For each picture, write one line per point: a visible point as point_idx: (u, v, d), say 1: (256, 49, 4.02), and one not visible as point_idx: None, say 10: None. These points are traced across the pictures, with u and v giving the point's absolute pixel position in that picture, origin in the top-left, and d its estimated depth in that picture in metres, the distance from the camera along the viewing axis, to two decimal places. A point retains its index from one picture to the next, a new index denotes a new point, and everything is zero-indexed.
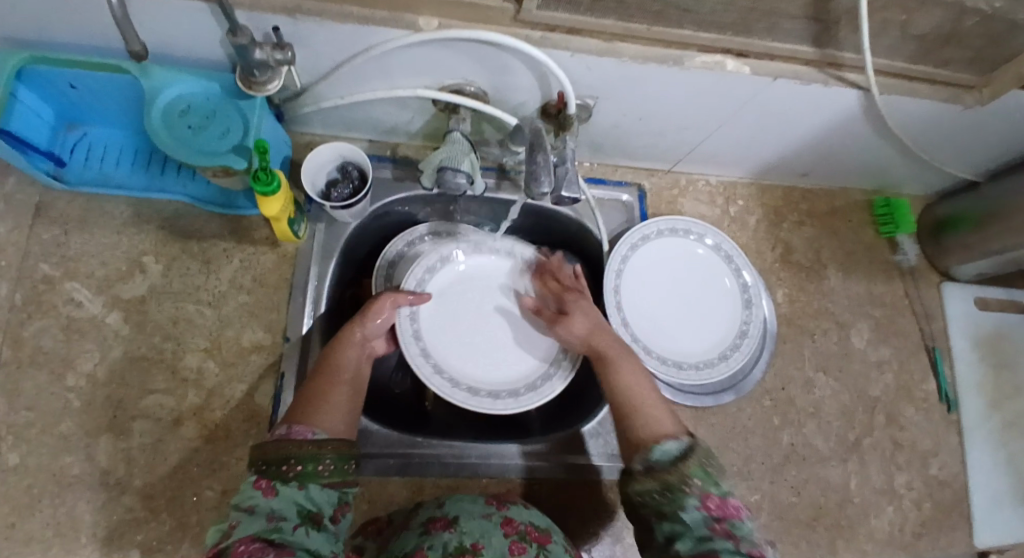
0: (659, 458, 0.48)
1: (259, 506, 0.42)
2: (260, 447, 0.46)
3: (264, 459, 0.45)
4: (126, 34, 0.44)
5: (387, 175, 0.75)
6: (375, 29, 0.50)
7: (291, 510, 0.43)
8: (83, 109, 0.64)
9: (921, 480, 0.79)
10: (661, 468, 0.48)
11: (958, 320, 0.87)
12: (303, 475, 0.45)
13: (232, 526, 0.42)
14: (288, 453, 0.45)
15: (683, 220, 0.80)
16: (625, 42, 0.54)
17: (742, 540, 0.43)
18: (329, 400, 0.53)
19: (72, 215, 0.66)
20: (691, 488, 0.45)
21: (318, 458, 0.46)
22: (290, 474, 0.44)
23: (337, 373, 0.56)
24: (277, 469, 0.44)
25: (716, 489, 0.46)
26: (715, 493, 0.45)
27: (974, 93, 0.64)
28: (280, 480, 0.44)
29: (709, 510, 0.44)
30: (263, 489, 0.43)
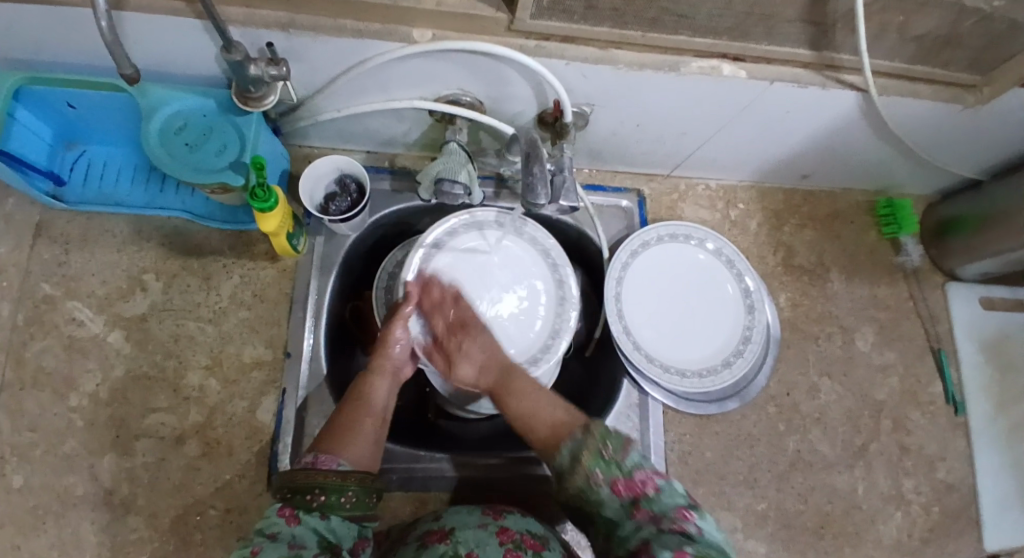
0: (564, 463, 0.51)
1: (281, 534, 0.43)
2: (286, 475, 0.47)
3: (290, 487, 0.46)
4: (118, 57, 0.43)
5: (385, 187, 0.74)
6: (369, 41, 0.50)
7: (310, 539, 0.43)
8: (81, 127, 0.64)
9: (931, 484, 0.78)
10: (567, 475, 0.51)
11: (965, 321, 0.86)
12: (326, 504, 0.45)
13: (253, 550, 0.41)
14: (314, 481, 0.46)
15: (683, 225, 0.79)
16: (619, 49, 0.54)
17: (660, 513, 0.46)
18: (356, 431, 0.54)
19: (73, 235, 0.67)
20: (595, 484, 0.48)
21: (342, 490, 0.47)
22: (314, 504, 0.45)
23: (368, 406, 0.57)
24: (301, 497, 0.45)
25: (619, 471, 0.48)
26: (618, 476, 0.48)
27: (975, 92, 0.63)
28: (303, 509, 0.45)
29: (619, 494, 0.47)
30: (286, 516, 0.44)
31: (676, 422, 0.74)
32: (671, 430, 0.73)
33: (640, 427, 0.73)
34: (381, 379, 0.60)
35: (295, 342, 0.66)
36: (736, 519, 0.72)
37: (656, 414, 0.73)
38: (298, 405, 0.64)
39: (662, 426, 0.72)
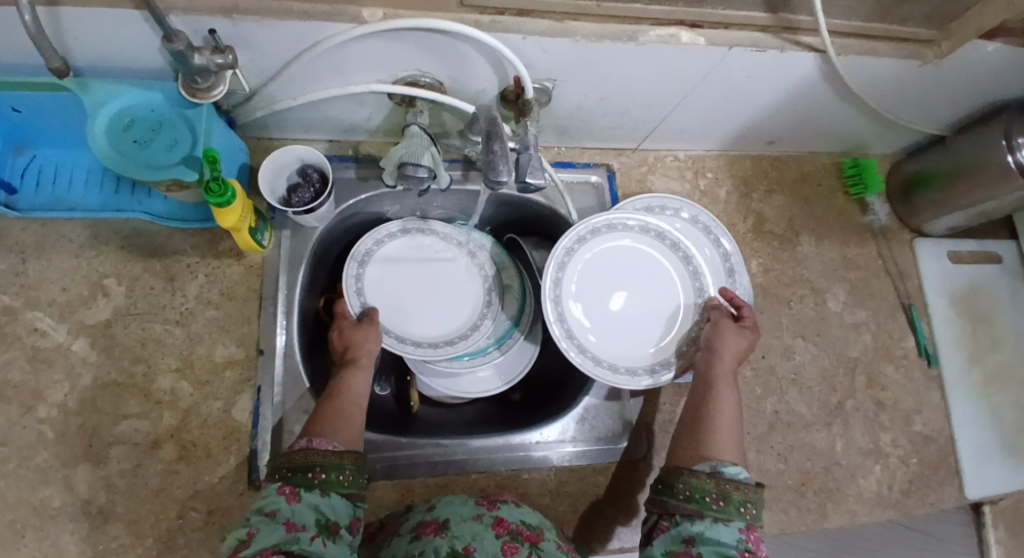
0: (727, 470, 0.52)
1: (280, 512, 0.43)
2: (288, 455, 0.47)
3: (293, 467, 0.46)
4: (46, 49, 0.42)
5: (350, 176, 0.73)
6: (319, 24, 0.48)
7: (308, 517, 0.43)
8: (28, 131, 0.61)
9: (906, 437, 0.81)
10: (730, 482, 0.51)
11: (933, 276, 0.88)
12: (325, 482, 0.46)
13: (250, 531, 0.41)
14: (313, 461, 0.46)
15: (657, 197, 0.77)
16: (577, 20, 0.53)
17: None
18: (333, 418, 0.53)
19: (27, 242, 0.64)
20: (744, 511, 0.51)
21: (340, 468, 0.47)
22: (314, 481, 0.46)
23: (346, 394, 0.57)
24: (304, 476, 0.45)
25: (756, 527, 0.52)
26: (754, 528, 0.51)
27: (934, 48, 0.64)
28: (304, 487, 0.45)
29: (745, 537, 0.50)
30: (287, 494, 0.44)
31: (656, 392, 0.75)
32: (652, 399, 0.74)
33: (621, 399, 0.74)
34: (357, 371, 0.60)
35: (268, 338, 0.66)
36: None
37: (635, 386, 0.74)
38: (275, 404, 0.64)
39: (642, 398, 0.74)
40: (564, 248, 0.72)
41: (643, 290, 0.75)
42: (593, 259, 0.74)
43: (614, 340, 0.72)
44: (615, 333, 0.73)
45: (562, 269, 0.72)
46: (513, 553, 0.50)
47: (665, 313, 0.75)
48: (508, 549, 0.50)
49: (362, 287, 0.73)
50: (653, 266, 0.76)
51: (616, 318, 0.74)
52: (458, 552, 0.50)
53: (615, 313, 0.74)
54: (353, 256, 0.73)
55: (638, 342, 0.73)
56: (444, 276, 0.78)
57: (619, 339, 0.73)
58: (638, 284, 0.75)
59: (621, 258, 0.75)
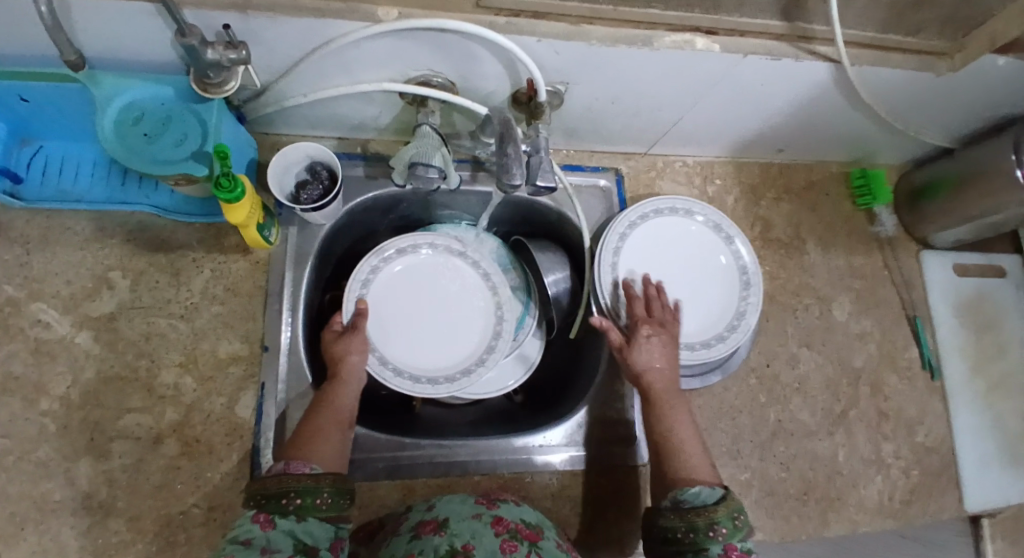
0: (688, 497, 0.52)
1: (255, 540, 0.42)
2: (260, 483, 0.46)
3: (265, 494, 0.45)
4: (60, 43, 0.42)
5: (358, 174, 0.73)
6: (332, 22, 0.48)
7: (285, 542, 0.43)
8: (34, 122, 0.60)
9: (908, 447, 0.81)
10: (691, 509, 0.51)
11: (939, 287, 0.88)
12: (301, 507, 0.45)
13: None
14: (287, 486, 0.45)
15: (680, 198, 0.77)
16: (592, 24, 0.53)
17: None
18: (311, 436, 0.53)
19: (32, 234, 0.64)
20: (715, 535, 0.49)
21: (316, 491, 0.46)
22: (288, 507, 0.45)
23: (332, 410, 0.57)
24: (277, 503, 0.45)
25: (740, 542, 0.49)
26: (738, 546, 0.49)
27: (947, 60, 0.64)
28: (279, 513, 0.44)
29: None
30: (261, 523, 0.44)
31: None
32: None
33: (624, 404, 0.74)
34: (341, 383, 0.60)
35: (273, 335, 0.65)
36: None
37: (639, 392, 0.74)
38: (279, 401, 0.64)
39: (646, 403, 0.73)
40: (617, 233, 0.74)
41: (689, 270, 0.77)
42: (641, 242, 0.76)
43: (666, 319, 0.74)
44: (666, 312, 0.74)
45: (615, 253, 0.74)
46: (512, 551, 0.50)
47: (713, 292, 0.76)
48: (507, 547, 0.50)
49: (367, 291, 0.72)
50: (699, 247, 0.77)
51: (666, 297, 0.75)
52: (457, 548, 0.49)
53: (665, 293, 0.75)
54: (375, 253, 0.73)
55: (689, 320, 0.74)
56: (449, 306, 0.75)
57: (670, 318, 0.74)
58: (684, 265, 0.77)
59: (667, 240, 0.77)
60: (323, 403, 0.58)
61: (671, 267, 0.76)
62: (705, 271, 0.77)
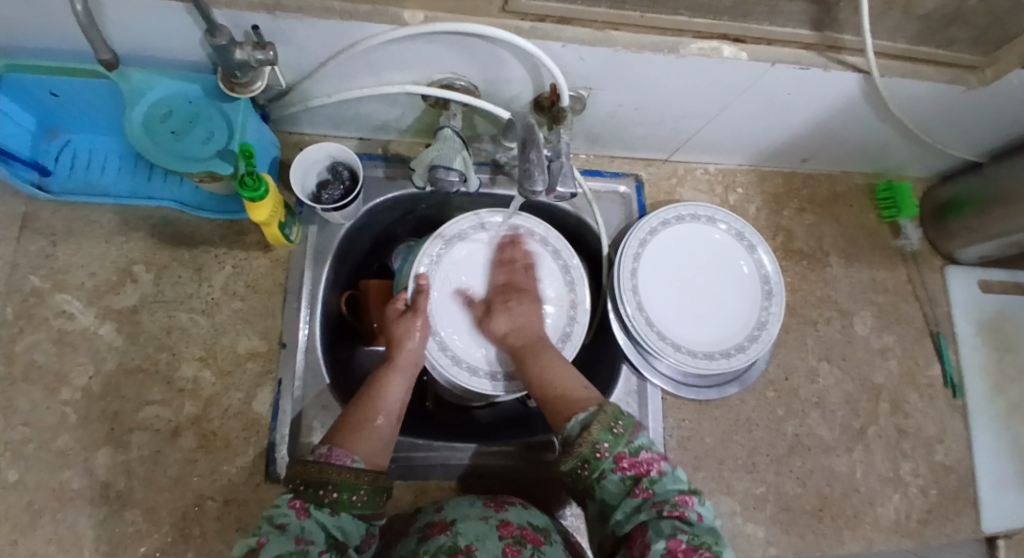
0: (570, 432, 0.50)
1: (290, 526, 0.43)
2: (300, 465, 0.46)
3: (305, 481, 0.45)
4: (94, 40, 0.42)
5: (379, 175, 0.73)
6: (359, 24, 0.48)
7: (318, 533, 0.44)
8: (64, 116, 0.62)
9: (928, 466, 0.79)
10: (571, 443, 0.49)
11: (964, 303, 0.86)
12: (336, 501, 0.45)
13: (259, 541, 0.42)
14: (327, 478, 0.45)
15: (703, 205, 0.76)
16: (618, 30, 0.52)
17: (659, 495, 0.46)
18: (364, 422, 0.53)
19: (59, 226, 0.65)
20: (602, 454, 0.47)
21: (355, 488, 0.47)
22: (325, 499, 0.45)
23: (381, 399, 0.56)
24: (314, 492, 0.45)
25: (627, 447, 0.48)
26: (626, 452, 0.47)
27: (977, 74, 0.62)
28: (315, 503, 0.44)
29: (624, 470, 0.47)
30: (297, 509, 0.44)
31: (674, 408, 0.74)
32: (669, 416, 0.73)
33: (639, 413, 0.73)
34: (396, 372, 0.60)
35: (291, 333, 0.66)
36: (734, 503, 0.72)
37: (654, 400, 0.73)
38: (295, 398, 0.64)
39: (661, 413, 0.73)
40: (638, 239, 0.73)
41: (708, 275, 0.76)
42: (661, 248, 0.75)
43: (685, 327, 0.73)
44: (684, 318, 0.73)
45: (637, 258, 0.73)
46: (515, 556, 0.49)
47: (733, 300, 0.75)
48: (510, 551, 0.49)
49: (434, 269, 0.70)
50: (721, 255, 0.76)
51: (684, 303, 0.74)
52: (459, 547, 0.49)
53: (683, 298, 0.74)
54: (445, 234, 0.70)
55: (707, 327, 0.73)
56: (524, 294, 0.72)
57: (689, 325, 0.73)
58: (704, 270, 0.76)
59: (688, 246, 0.76)
60: (378, 390, 0.57)
61: (690, 271, 0.76)
62: (726, 278, 0.76)
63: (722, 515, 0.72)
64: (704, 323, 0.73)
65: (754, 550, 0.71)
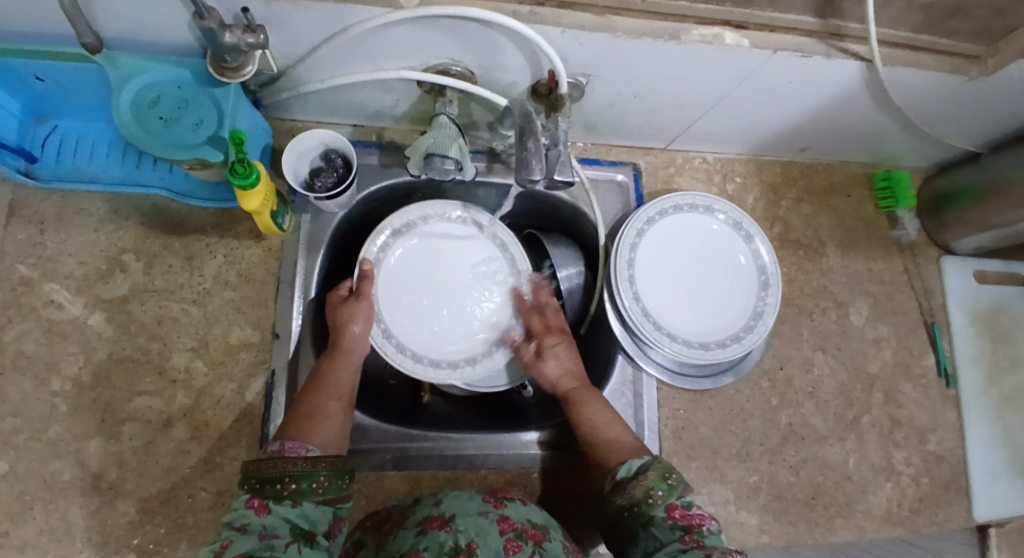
0: (624, 476, 0.55)
1: (251, 526, 0.42)
2: (252, 465, 0.46)
3: (259, 478, 0.45)
4: (77, 24, 0.41)
5: (373, 162, 0.72)
6: (352, 7, 0.47)
7: (282, 527, 0.43)
8: (47, 101, 0.60)
9: (919, 456, 0.79)
10: (625, 486, 0.54)
11: (959, 294, 0.86)
12: (297, 492, 0.45)
13: (222, 545, 0.41)
14: (280, 471, 0.45)
15: (701, 195, 0.76)
16: (618, 15, 0.51)
17: (709, 545, 0.48)
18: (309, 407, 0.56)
19: (45, 213, 0.64)
20: (654, 501, 0.52)
21: (313, 476, 0.46)
22: (284, 492, 0.45)
23: (330, 386, 0.58)
24: (271, 487, 0.44)
25: (680, 500, 0.52)
26: (677, 505, 0.51)
27: (980, 63, 0.62)
28: (274, 499, 0.44)
29: (674, 519, 0.50)
30: (258, 508, 0.44)
31: (670, 398, 0.74)
32: (665, 406, 0.73)
33: (635, 403, 0.73)
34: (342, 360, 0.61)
35: (284, 323, 0.65)
36: (728, 492, 0.73)
37: (650, 391, 0.73)
38: (289, 389, 0.63)
39: (655, 403, 0.73)
40: (635, 228, 0.72)
41: (696, 263, 0.76)
42: (658, 238, 0.75)
43: (677, 316, 0.73)
44: (673, 306, 0.73)
45: (634, 249, 0.73)
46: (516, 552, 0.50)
47: (731, 293, 0.75)
48: (511, 547, 0.50)
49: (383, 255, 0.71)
50: (717, 244, 0.76)
51: (674, 292, 0.74)
52: (460, 547, 0.49)
53: (671, 286, 0.74)
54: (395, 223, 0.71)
55: (697, 315, 0.73)
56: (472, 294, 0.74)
57: (681, 314, 0.73)
58: (694, 258, 0.76)
59: (682, 235, 0.76)
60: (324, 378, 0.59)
61: (677, 258, 0.75)
62: (722, 269, 0.75)
63: (717, 504, 0.72)
64: (695, 312, 0.73)
65: (747, 538, 0.72)
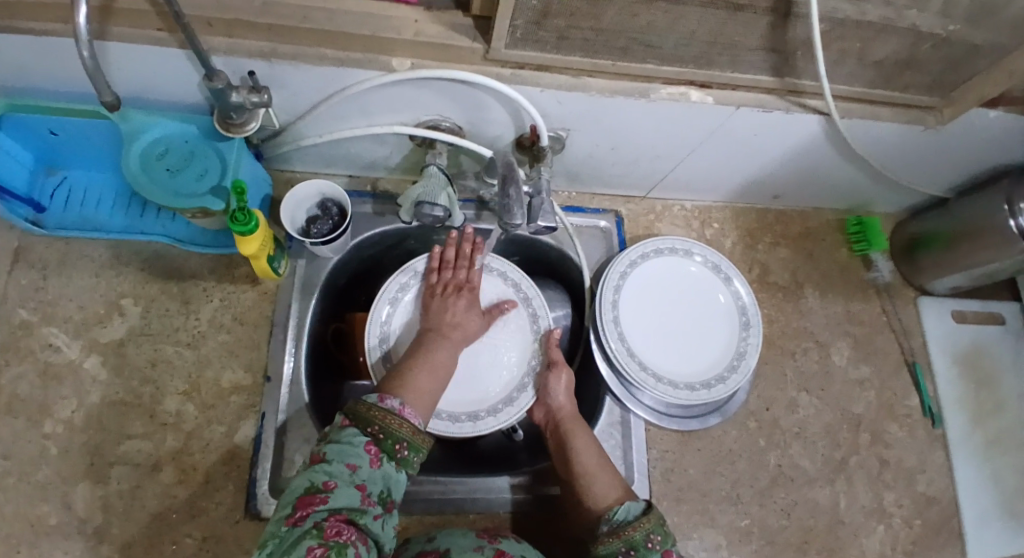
0: (620, 518, 0.55)
1: (360, 472, 0.46)
2: (380, 412, 0.50)
3: (386, 431, 0.49)
4: (97, 84, 0.40)
5: (367, 211, 0.75)
6: (349, 70, 0.51)
7: (376, 487, 0.47)
8: (61, 152, 0.64)
9: (910, 497, 0.79)
10: (621, 524, 0.54)
11: (937, 334, 0.88)
12: (404, 459, 0.50)
13: (329, 482, 0.45)
14: (403, 433, 0.50)
15: (680, 239, 0.79)
16: (592, 77, 0.56)
17: None
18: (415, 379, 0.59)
19: (50, 259, 0.66)
20: (652, 544, 0.53)
21: (417, 449, 0.52)
22: (395, 454, 0.50)
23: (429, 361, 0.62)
24: (390, 445, 0.49)
25: (672, 546, 0.54)
26: (673, 551, 0.53)
27: (935, 114, 0.66)
28: (387, 455, 0.49)
29: None
30: (371, 456, 0.48)
31: (658, 439, 0.74)
32: (654, 448, 0.73)
33: (623, 445, 0.73)
34: (445, 343, 0.65)
35: (276, 365, 0.66)
36: (719, 536, 0.72)
37: (638, 432, 0.74)
38: (278, 431, 0.64)
39: (644, 443, 0.73)
40: (619, 272, 0.75)
41: (685, 307, 0.78)
42: (642, 281, 0.78)
43: (664, 358, 0.74)
44: (661, 346, 0.75)
45: (618, 291, 0.75)
46: None
47: (715, 334, 0.76)
48: None
49: (407, 284, 0.74)
50: (699, 285, 0.79)
51: (662, 333, 0.76)
52: None
53: (659, 328, 0.76)
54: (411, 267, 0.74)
55: (685, 358, 0.75)
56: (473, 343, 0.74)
57: (668, 357, 0.74)
58: (682, 302, 0.78)
59: (665, 279, 0.78)
60: (428, 355, 0.62)
61: (664, 301, 0.78)
62: (705, 310, 0.78)
63: (709, 550, 0.71)
64: (682, 355, 0.75)
65: None
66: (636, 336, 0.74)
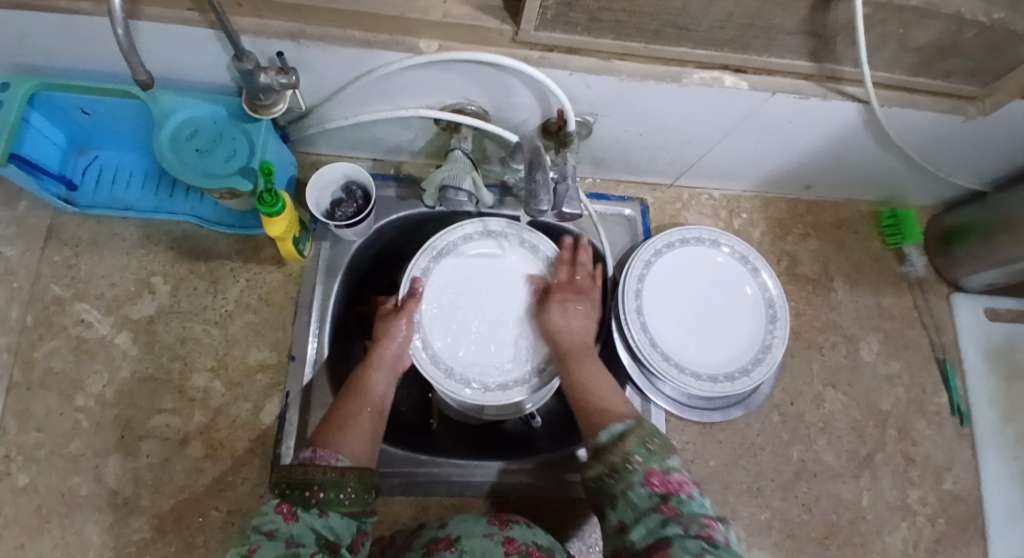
0: (604, 442, 0.50)
1: (278, 531, 0.42)
2: (285, 469, 0.47)
3: (290, 482, 0.45)
4: (131, 64, 0.40)
5: (391, 195, 0.75)
6: (376, 51, 0.51)
7: (308, 536, 0.43)
8: (92, 131, 0.65)
9: (936, 496, 0.77)
10: (605, 452, 0.49)
11: (971, 330, 0.86)
12: (324, 500, 0.45)
13: (250, 549, 0.41)
14: (312, 477, 0.46)
15: (707, 228, 0.78)
16: (623, 60, 0.54)
17: (689, 517, 0.43)
18: (350, 416, 0.57)
19: (82, 237, 0.68)
20: (633, 465, 0.46)
21: (341, 486, 0.47)
22: (312, 499, 0.44)
23: (361, 395, 0.60)
24: (300, 492, 0.45)
25: (659, 465, 0.46)
26: (658, 469, 0.46)
27: (976, 104, 0.63)
28: (303, 505, 0.44)
29: (653, 487, 0.45)
30: (284, 513, 0.44)
31: (678, 430, 0.74)
32: (674, 438, 0.73)
33: None
34: (381, 371, 0.63)
35: (300, 346, 0.67)
36: (739, 528, 0.71)
37: (658, 422, 0.73)
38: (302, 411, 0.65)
39: (664, 433, 0.73)
40: (642, 261, 0.74)
41: (709, 297, 0.77)
42: (665, 271, 0.76)
43: (686, 348, 0.73)
44: (682, 336, 0.74)
45: (641, 280, 0.74)
46: None
47: (740, 325, 0.75)
48: None
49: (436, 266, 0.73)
50: (725, 275, 0.77)
51: (684, 324, 0.75)
52: None
53: (682, 319, 0.75)
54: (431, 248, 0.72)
55: (708, 348, 0.74)
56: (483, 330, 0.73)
57: (690, 347, 0.74)
58: (706, 292, 0.77)
59: (688, 268, 0.77)
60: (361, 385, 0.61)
61: (687, 290, 0.76)
62: (730, 301, 0.77)
63: None
64: (705, 347, 0.74)
65: None
66: (658, 325, 0.74)
